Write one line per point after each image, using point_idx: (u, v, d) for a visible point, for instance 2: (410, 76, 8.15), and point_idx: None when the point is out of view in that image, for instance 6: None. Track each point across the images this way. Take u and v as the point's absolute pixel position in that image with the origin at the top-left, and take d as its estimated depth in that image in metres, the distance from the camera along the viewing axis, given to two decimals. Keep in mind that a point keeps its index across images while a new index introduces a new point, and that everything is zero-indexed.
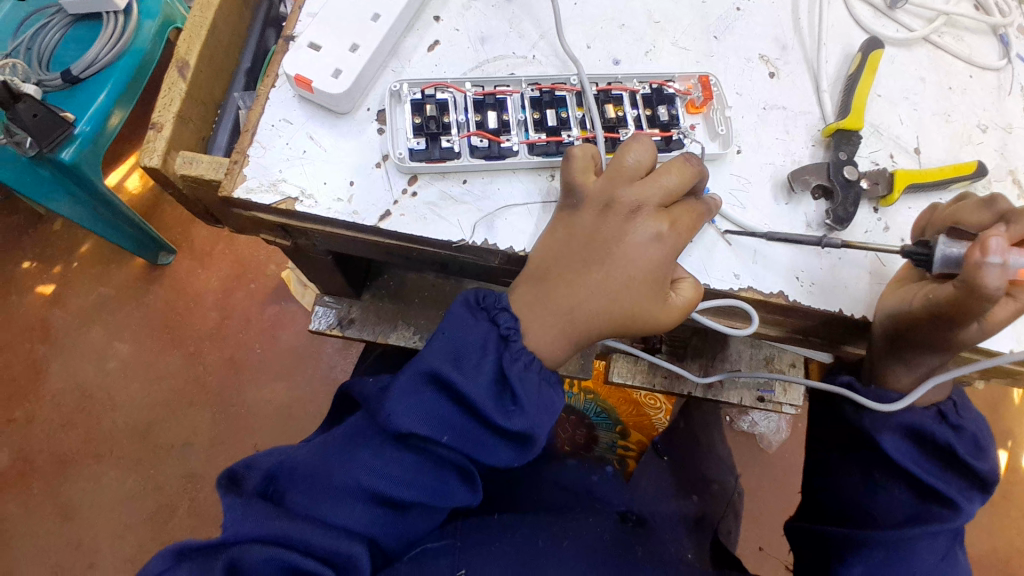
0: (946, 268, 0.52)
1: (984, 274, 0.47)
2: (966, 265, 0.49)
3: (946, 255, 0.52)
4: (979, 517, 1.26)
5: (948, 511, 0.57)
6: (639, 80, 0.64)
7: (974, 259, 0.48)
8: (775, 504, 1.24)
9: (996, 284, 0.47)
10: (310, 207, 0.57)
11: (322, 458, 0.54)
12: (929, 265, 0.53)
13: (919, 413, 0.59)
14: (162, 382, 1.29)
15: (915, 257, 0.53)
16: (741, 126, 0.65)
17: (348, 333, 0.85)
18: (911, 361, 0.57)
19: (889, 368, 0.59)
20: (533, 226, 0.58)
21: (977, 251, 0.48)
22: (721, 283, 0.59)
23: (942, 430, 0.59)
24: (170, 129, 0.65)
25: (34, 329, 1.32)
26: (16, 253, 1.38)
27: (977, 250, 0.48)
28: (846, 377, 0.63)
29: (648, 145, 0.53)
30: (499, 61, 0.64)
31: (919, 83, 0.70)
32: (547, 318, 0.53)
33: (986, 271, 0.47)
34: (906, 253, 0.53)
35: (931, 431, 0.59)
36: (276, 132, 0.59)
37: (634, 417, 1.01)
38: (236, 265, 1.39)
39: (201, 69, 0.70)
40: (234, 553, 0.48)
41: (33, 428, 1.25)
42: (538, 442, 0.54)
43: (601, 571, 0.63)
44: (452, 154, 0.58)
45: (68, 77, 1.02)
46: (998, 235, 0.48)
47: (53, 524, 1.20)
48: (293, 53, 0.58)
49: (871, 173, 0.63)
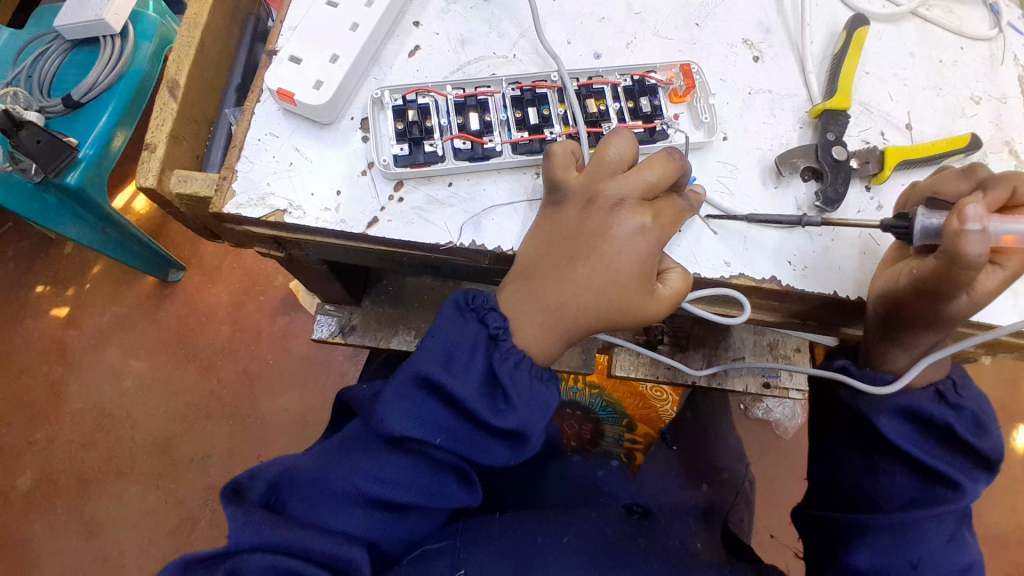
0: (926, 240, 0.52)
1: (965, 242, 0.47)
2: (945, 235, 0.48)
3: (926, 225, 0.51)
4: (1000, 495, 1.24)
5: (950, 492, 0.57)
6: (621, 73, 0.64)
7: (953, 228, 0.47)
8: (790, 488, 1.24)
9: (977, 251, 0.47)
10: (298, 218, 0.58)
11: (323, 465, 0.54)
12: (909, 237, 0.52)
13: (916, 394, 0.59)
14: (178, 398, 1.31)
15: (896, 231, 0.53)
16: (726, 112, 0.65)
17: (351, 340, 0.86)
18: (906, 343, 0.56)
19: (883, 349, 0.59)
20: (519, 224, 0.58)
21: (953, 220, 0.47)
22: (712, 271, 0.59)
23: (939, 410, 0.58)
24: (163, 149, 0.66)
25: (51, 351, 1.35)
26: (30, 278, 1.40)
27: (954, 218, 0.47)
28: (842, 362, 0.63)
29: (627, 138, 0.53)
30: (480, 62, 0.64)
31: (908, 58, 0.70)
32: (536, 315, 0.53)
33: (965, 240, 0.47)
34: (887, 228, 0.53)
35: (928, 411, 0.59)
36: (263, 145, 0.60)
37: (640, 410, 1.02)
38: (244, 279, 1.40)
39: (192, 88, 0.71)
40: (236, 561, 0.49)
41: (55, 448, 1.28)
42: (532, 439, 0.54)
43: (609, 564, 0.63)
44: (436, 158, 0.59)
45: (70, 102, 1.05)
46: (975, 202, 0.47)
47: (78, 542, 1.22)
48: (274, 68, 0.59)
49: (860, 152, 0.62)
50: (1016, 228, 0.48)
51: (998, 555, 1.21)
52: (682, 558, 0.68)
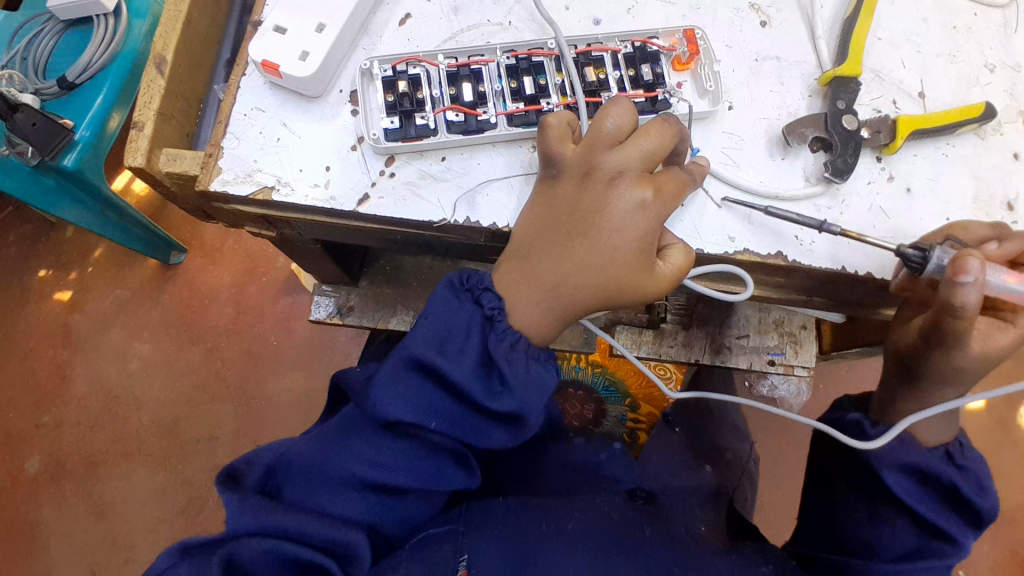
0: (936, 274, 0.50)
1: (960, 293, 0.47)
2: (943, 282, 0.48)
3: (941, 262, 0.50)
4: (1007, 472, 1.23)
5: (948, 546, 0.56)
6: (621, 39, 0.61)
7: (948, 278, 0.48)
8: (796, 467, 1.23)
9: (970, 300, 0.47)
10: (286, 195, 0.56)
11: (318, 449, 0.53)
12: (920, 270, 0.51)
13: (927, 454, 0.58)
14: (182, 380, 1.31)
15: (907, 260, 0.51)
16: (732, 80, 0.62)
17: (348, 321, 0.85)
18: (925, 397, 0.56)
19: (897, 399, 0.58)
20: (515, 200, 0.56)
21: (950, 270, 0.47)
22: (715, 247, 0.57)
23: (946, 469, 0.57)
24: (152, 127, 0.63)
25: (56, 335, 1.34)
26: (32, 261, 1.39)
27: (949, 268, 0.47)
28: (857, 415, 0.61)
29: (626, 107, 0.51)
30: (473, 30, 0.62)
31: (921, 23, 0.66)
32: (533, 294, 0.51)
33: (960, 290, 0.47)
34: (900, 254, 0.51)
35: (934, 471, 0.57)
36: (249, 121, 0.58)
37: (643, 389, 0.98)
38: (246, 260, 1.39)
39: (180, 63, 0.69)
40: (231, 547, 0.48)
41: (62, 431, 1.28)
42: (530, 421, 0.53)
43: (614, 549, 0.61)
44: (428, 131, 0.56)
45: (65, 83, 1.01)
46: (975, 255, 0.47)
47: (87, 523, 1.23)
48: (258, 39, 0.56)
49: (872, 121, 0.59)
50: (1015, 287, 0.51)
51: (1006, 531, 1.20)
52: (689, 542, 0.66)
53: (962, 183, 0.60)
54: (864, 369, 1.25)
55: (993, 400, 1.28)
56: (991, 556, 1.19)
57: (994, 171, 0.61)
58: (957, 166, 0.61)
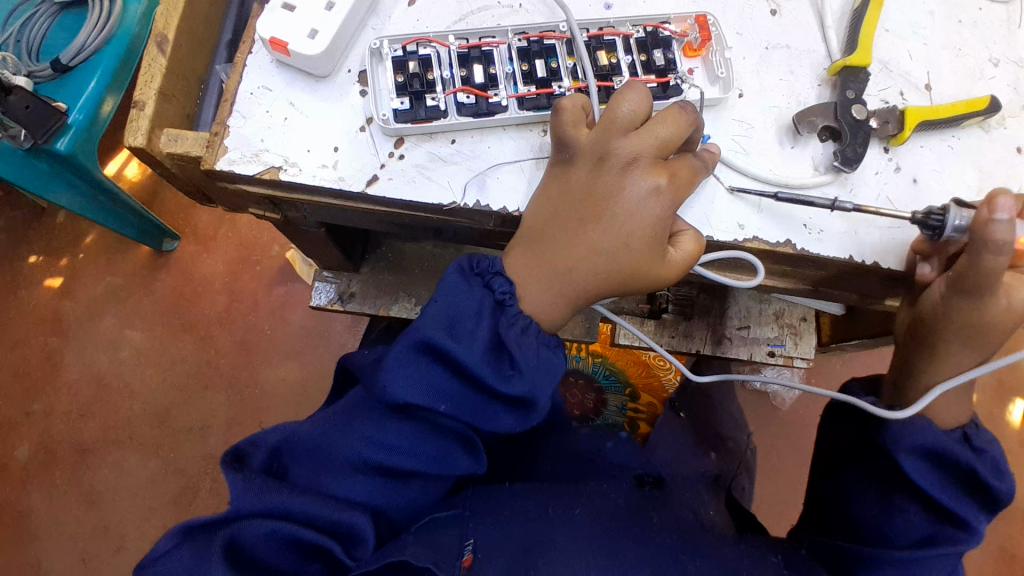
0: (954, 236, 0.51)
1: (994, 230, 0.48)
2: (975, 224, 0.49)
3: (954, 225, 0.51)
4: None
5: (961, 533, 0.57)
6: (633, 23, 0.61)
7: (982, 216, 0.48)
8: (788, 461, 1.24)
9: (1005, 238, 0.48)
10: (294, 174, 0.55)
11: (325, 431, 0.53)
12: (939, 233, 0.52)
13: (945, 436, 0.57)
14: (175, 368, 1.30)
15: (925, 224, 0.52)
16: (743, 67, 0.62)
17: (350, 307, 0.84)
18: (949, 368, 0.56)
19: (921, 376, 0.57)
20: (525, 184, 0.56)
21: (985, 208, 0.48)
22: (724, 234, 0.57)
23: (965, 453, 0.57)
24: (154, 107, 0.62)
25: (46, 322, 1.32)
26: (22, 248, 1.37)
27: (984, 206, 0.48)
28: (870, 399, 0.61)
29: (641, 92, 0.50)
30: (483, 13, 0.61)
31: (927, 15, 0.66)
32: (544, 278, 0.51)
33: (994, 227, 0.47)
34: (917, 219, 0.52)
35: (953, 454, 0.57)
36: (256, 99, 0.57)
37: (643, 379, 0.97)
38: (240, 248, 1.37)
39: (181, 42, 0.67)
40: (234, 529, 0.48)
41: (52, 419, 1.27)
42: (539, 406, 0.53)
43: (617, 537, 0.61)
44: (438, 113, 0.56)
45: (58, 66, 1.00)
46: (1006, 193, 0.48)
47: (78, 512, 1.22)
48: (266, 15, 0.55)
49: (881, 112, 0.59)
50: None
51: (997, 527, 1.22)
52: (694, 530, 0.66)
53: (967, 174, 0.60)
54: (856, 363, 1.26)
55: (985, 396, 1.29)
56: (979, 551, 1.21)
57: (998, 163, 0.61)
58: (962, 158, 0.61)
